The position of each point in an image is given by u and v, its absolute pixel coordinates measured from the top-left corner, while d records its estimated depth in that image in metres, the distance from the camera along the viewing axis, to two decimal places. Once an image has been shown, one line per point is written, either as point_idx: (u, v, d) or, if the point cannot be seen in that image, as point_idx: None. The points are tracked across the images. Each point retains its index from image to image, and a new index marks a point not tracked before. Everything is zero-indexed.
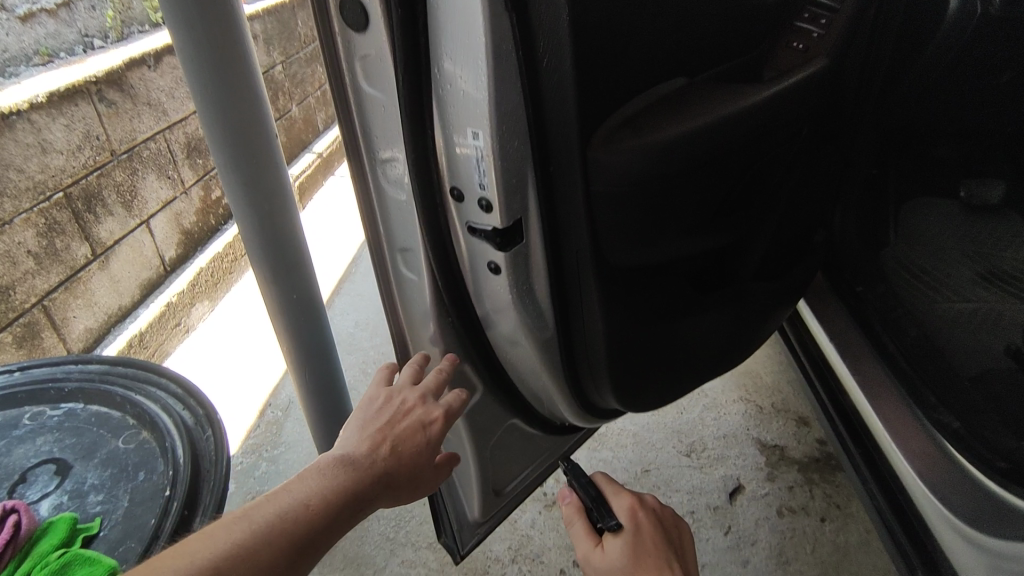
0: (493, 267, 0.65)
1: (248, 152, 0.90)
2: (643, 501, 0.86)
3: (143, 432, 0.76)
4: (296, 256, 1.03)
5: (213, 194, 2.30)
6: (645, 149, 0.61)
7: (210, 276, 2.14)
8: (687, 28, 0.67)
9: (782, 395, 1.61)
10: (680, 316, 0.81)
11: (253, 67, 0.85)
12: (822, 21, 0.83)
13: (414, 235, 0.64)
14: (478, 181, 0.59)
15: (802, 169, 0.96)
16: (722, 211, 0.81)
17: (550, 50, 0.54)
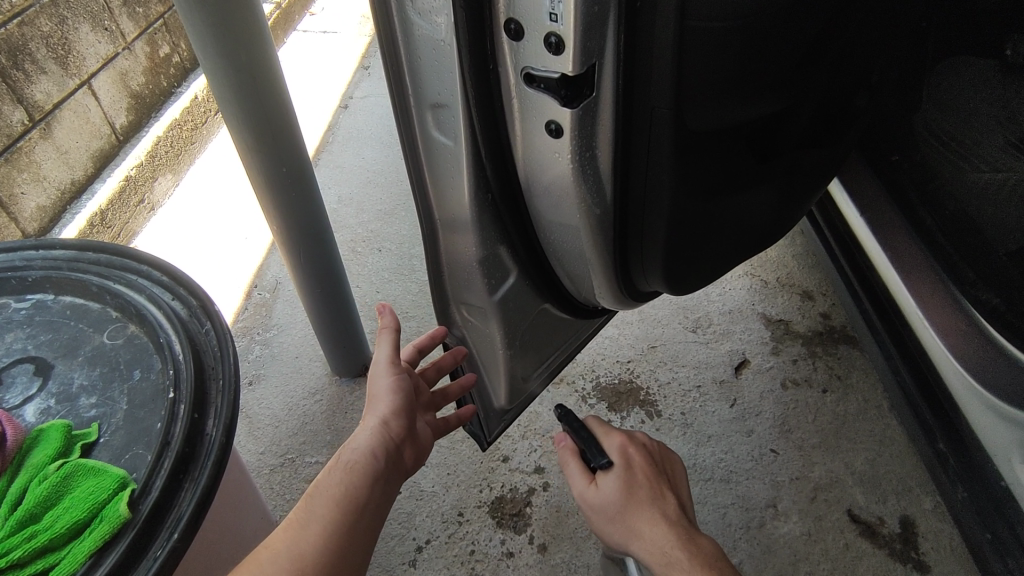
0: (552, 128, 0.55)
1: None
2: (635, 438, 0.87)
3: (131, 325, 0.66)
4: (281, 116, 0.88)
5: (161, 50, 2.01)
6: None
7: (170, 146, 1.92)
8: None
9: (787, 270, 1.58)
10: (740, 190, 0.71)
11: None
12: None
13: (451, 84, 0.53)
14: (548, 9, 0.48)
15: (890, 17, 0.79)
16: (805, 63, 0.69)
17: None
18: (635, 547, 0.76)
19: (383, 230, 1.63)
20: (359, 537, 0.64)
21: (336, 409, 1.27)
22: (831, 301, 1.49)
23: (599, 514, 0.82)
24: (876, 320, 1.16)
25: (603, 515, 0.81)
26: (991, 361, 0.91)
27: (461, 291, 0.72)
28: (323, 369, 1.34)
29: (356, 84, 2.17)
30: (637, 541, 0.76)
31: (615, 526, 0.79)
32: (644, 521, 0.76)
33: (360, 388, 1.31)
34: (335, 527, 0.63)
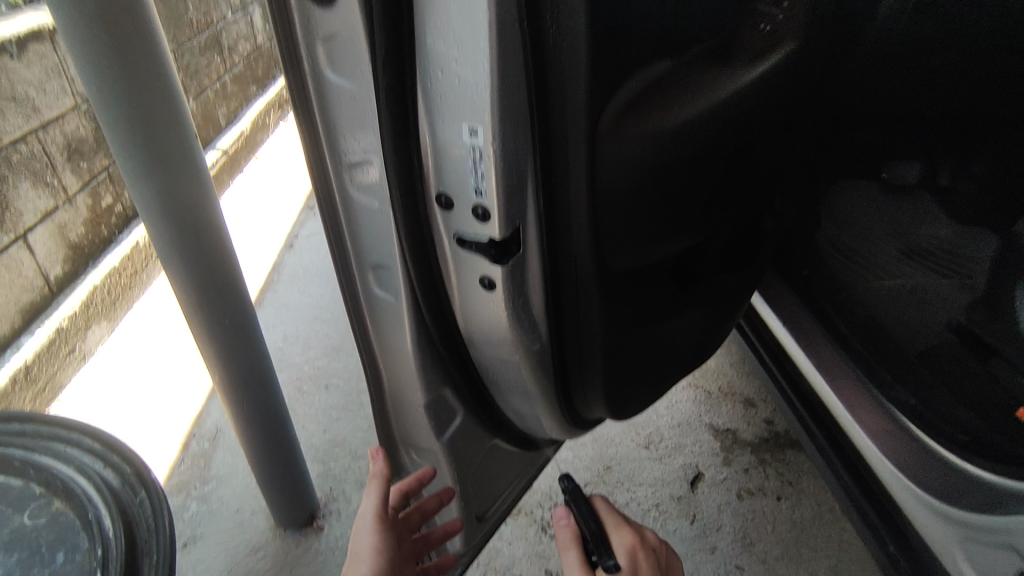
0: (487, 282, 0.59)
1: (154, 140, 0.76)
2: (643, 543, 0.87)
3: (57, 502, 0.62)
4: (223, 264, 0.89)
5: (103, 201, 2.04)
6: (649, 137, 0.56)
7: (108, 294, 1.90)
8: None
9: (727, 379, 1.64)
10: (668, 317, 0.78)
11: (159, 47, 0.71)
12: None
13: (390, 248, 0.58)
14: (473, 185, 0.53)
15: (780, 158, 0.91)
16: (712, 202, 0.78)
17: (556, 30, 0.49)
18: None
19: (330, 366, 1.61)
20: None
21: (280, 567, 1.18)
22: (772, 406, 1.55)
23: None
24: (810, 420, 1.19)
25: None
26: (925, 462, 0.98)
27: (410, 434, 0.72)
28: (266, 522, 1.26)
29: (302, 224, 2.24)
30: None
31: None
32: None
33: (307, 539, 1.23)
34: None
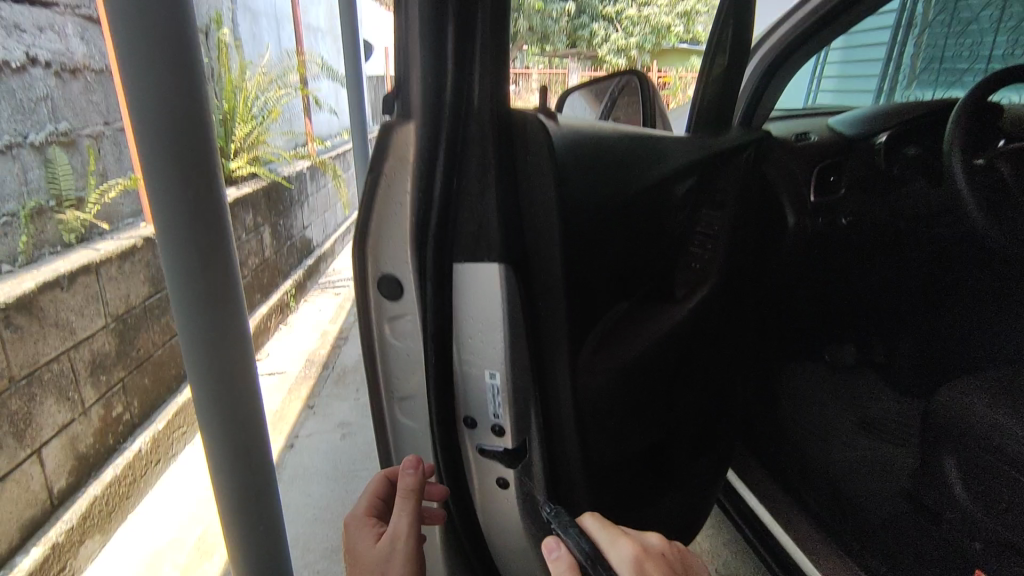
0: (502, 482, 0.74)
1: (230, 364, 0.80)
2: (653, 550, 0.59)
3: None
4: (271, 511, 0.91)
5: (114, 411, 2.15)
6: (615, 366, 0.76)
7: (104, 506, 1.94)
8: (632, 258, 0.84)
9: (722, 559, 1.68)
10: (649, 498, 0.91)
11: (243, 318, 0.81)
12: (707, 246, 0.98)
13: (426, 457, 0.74)
14: (492, 410, 0.70)
15: (727, 357, 1.13)
16: (675, 401, 0.95)
17: (546, 307, 0.68)
18: None
19: (332, 568, 1.62)
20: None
21: None
22: None
23: None
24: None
25: None
26: None
27: None
28: None
29: (302, 422, 2.36)
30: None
31: None
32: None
33: None
34: None
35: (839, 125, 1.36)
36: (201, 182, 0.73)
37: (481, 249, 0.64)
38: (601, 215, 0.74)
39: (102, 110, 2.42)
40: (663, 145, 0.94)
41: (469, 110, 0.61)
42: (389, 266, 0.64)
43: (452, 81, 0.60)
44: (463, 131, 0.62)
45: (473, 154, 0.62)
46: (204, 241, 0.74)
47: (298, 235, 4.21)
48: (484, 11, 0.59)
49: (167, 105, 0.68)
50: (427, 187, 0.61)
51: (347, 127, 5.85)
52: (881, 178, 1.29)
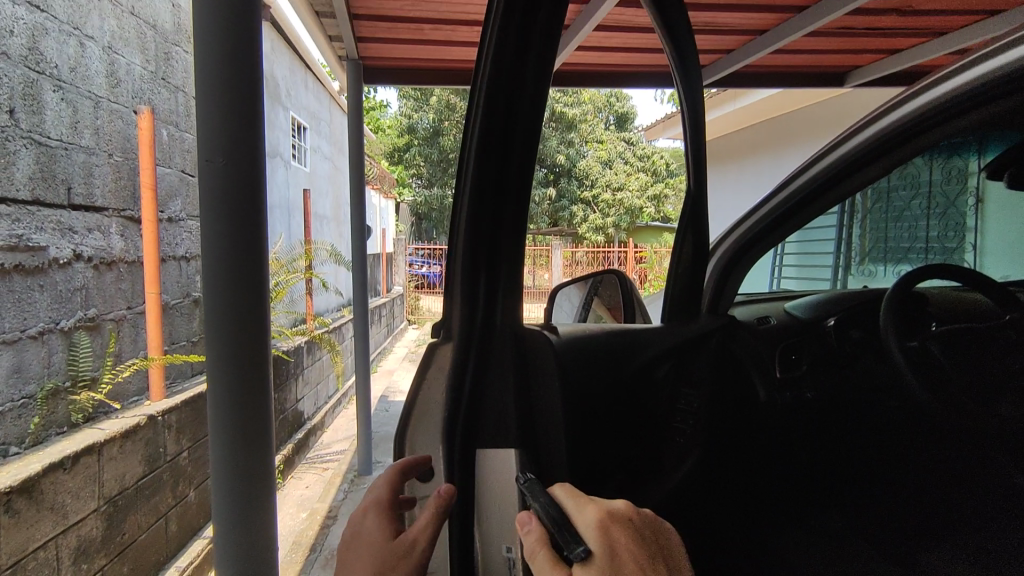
0: None
1: (242, 481, 1.21)
2: (617, 513, 0.59)
3: None
4: (262, 542, 1.24)
5: None
6: None
7: None
8: (627, 438, 0.97)
9: None
10: None
11: (266, 394, 1.25)
12: (688, 421, 1.12)
13: None
14: None
15: (711, 523, 1.23)
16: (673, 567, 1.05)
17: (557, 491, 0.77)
18: None
19: None
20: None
21: None
22: None
23: None
24: None
25: None
26: None
27: None
28: None
29: None
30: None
31: None
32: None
33: None
34: None
35: (795, 310, 1.56)
36: (252, 308, 1.22)
37: (502, 440, 0.76)
38: (597, 403, 0.89)
39: (127, 296, 2.63)
40: (646, 335, 1.11)
41: (493, 330, 0.80)
42: (423, 452, 0.74)
43: (481, 311, 0.80)
44: (489, 346, 0.79)
45: (495, 364, 0.79)
46: (247, 348, 1.21)
47: (291, 408, 4.24)
48: (502, 267, 0.81)
49: (238, 274, 1.20)
50: (458, 386, 0.76)
51: (344, 302, 6.16)
52: (838, 355, 1.45)
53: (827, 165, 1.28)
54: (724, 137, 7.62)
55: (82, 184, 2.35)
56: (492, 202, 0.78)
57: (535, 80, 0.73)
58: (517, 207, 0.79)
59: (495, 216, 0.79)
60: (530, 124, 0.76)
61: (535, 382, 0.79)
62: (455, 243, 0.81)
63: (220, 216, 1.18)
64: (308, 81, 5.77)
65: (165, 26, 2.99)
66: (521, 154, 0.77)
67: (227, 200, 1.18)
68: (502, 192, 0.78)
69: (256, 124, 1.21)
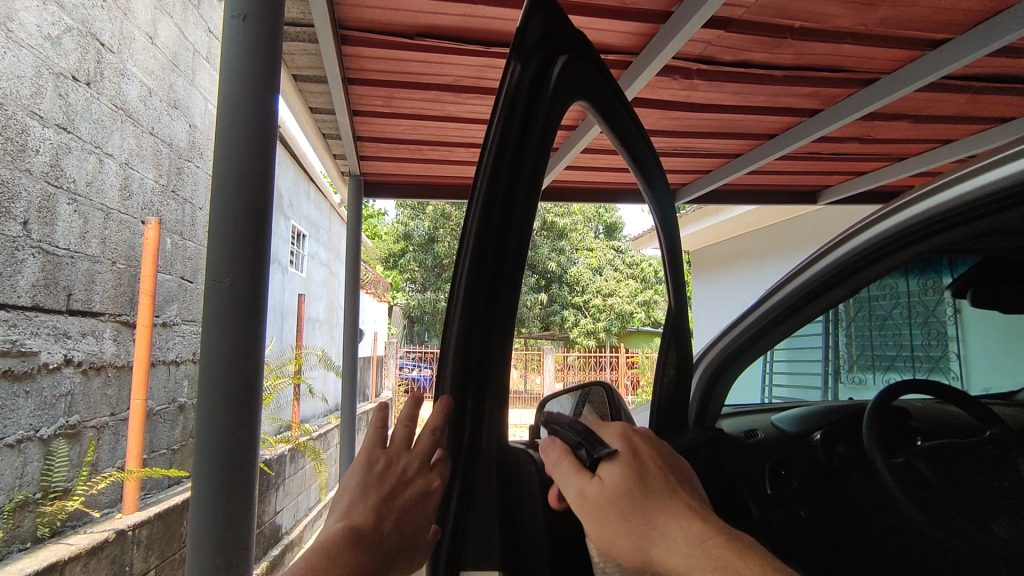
0: None
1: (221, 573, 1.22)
2: (636, 429, 0.69)
3: None
4: None
5: None
6: None
7: None
8: None
9: None
10: None
11: (253, 469, 1.27)
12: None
13: None
14: None
15: None
16: None
17: None
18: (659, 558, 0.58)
19: None
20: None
21: None
22: None
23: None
24: None
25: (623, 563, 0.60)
26: None
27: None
28: None
29: None
30: (658, 547, 0.58)
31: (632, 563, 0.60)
32: (672, 517, 0.59)
33: None
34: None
35: (781, 423, 1.60)
36: (246, 388, 1.25)
37: (485, 557, 0.80)
38: None
39: (111, 402, 2.59)
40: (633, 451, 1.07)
41: (478, 453, 0.82)
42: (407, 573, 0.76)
43: (467, 437, 0.81)
44: (475, 466, 0.81)
45: (480, 484, 0.81)
46: (242, 424, 1.25)
47: (268, 522, 4.02)
48: (488, 389, 0.83)
49: (236, 362, 1.24)
50: (444, 512, 0.78)
51: (330, 408, 6.05)
52: (828, 472, 1.45)
53: (803, 287, 1.35)
54: (707, 248, 7.93)
55: (82, 291, 2.40)
56: (482, 321, 0.80)
57: (522, 216, 0.77)
58: (504, 333, 0.82)
59: (484, 341, 0.81)
60: (517, 256, 0.78)
61: (517, 500, 0.80)
62: (444, 365, 0.83)
63: (225, 306, 1.23)
64: (310, 193, 6.05)
65: (180, 144, 3.20)
66: (509, 284, 0.79)
67: (229, 311, 1.24)
68: (490, 319, 0.80)
69: (263, 232, 1.28)
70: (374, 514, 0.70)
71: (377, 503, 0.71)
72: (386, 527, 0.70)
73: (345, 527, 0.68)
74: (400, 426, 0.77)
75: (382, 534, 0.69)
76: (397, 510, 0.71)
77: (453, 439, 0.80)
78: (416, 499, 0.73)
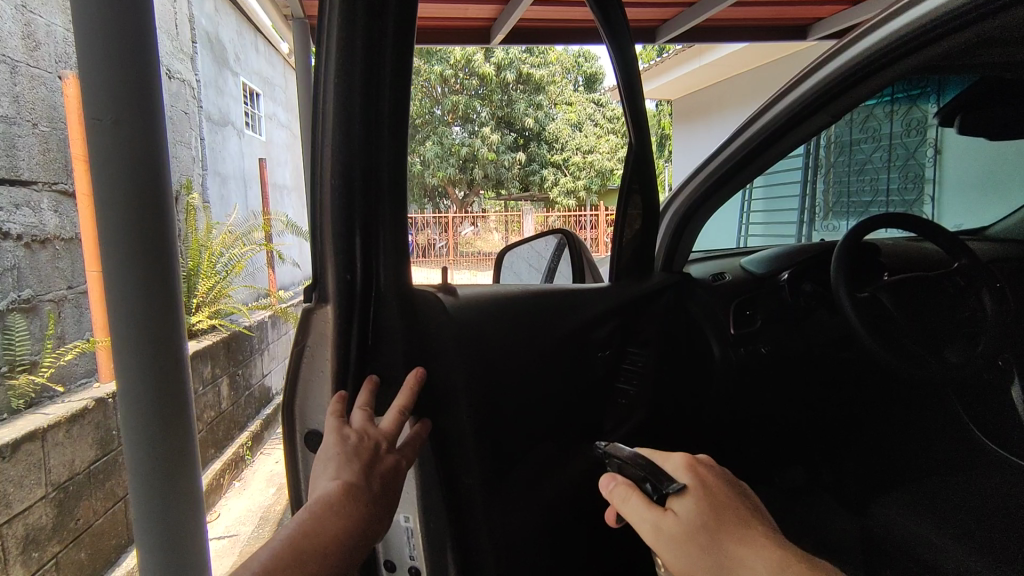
0: None
1: (160, 462, 1.13)
2: (699, 459, 0.68)
3: None
4: (187, 492, 1.16)
5: None
6: (534, 500, 0.84)
7: None
8: (564, 397, 0.92)
9: None
10: None
11: (181, 340, 1.16)
12: (633, 381, 1.10)
13: None
14: (408, 554, 0.73)
15: None
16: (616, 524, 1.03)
17: (485, 452, 0.76)
18: None
19: None
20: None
21: None
22: None
23: (681, 551, 0.58)
24: None
25: (690, 549, 0.58)
26: None
27: None
28: None
29: None
30: (742, 573, 0.56)
31: (706, 557, 0.57)
32: (749, 542, 0.57)
33: None
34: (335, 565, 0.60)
35: (749, 265, 1.50)
36: (155, 252, 1.10)
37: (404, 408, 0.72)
38: (529, 360, 0.85)
39: (65, 275, 2.50)
40: (587, 294, 1.04)
41: (376, 295, 0.72)
42: (312, 425, 0.73)
43: (360, 277, 0.71)
44: (376, 309, 0.72)
45: (385, 332, 0.71)
46: (159, 295, 1.12)
47: (256, 385, 4.15)
48: (384, 213, 0.71)
49: (137, 225, 1.09)
50: (342, 361, 0.70)
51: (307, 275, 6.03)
52: (793, 310, 1.45)
53: (781, 114, 1.23)
54: (694, 93, 7.51)
55: (4, 157, 2.19)
56: (362, 132, 0.68)
57: None
58: (395, 146, 0.70)
59: (368, 153, 0.69)
60: (397, 40, 0.67)
61: (452, 340, 0.74)
62: (325, 179, 0.72)
63: (118, 163, 1.07)
64: (258, 45, 5.49)
65: None
66: (393, 85, 0.68)
67: (121, 166, 1.08)
68: (373, 126, 0.69)
69: (149, 75, 1.11)
70: (364, 476, 0.64)
71: (364, 466, 0.64)
72: (375, 489, 0.65)
73: (338, 487, 0.63)
74: (356, 411, 0.68)
75: (370, 494, 0.65)
76: (381, 477, 0.66)
77: (348, 279, 0.70)
78: (394, 469, 0.67)
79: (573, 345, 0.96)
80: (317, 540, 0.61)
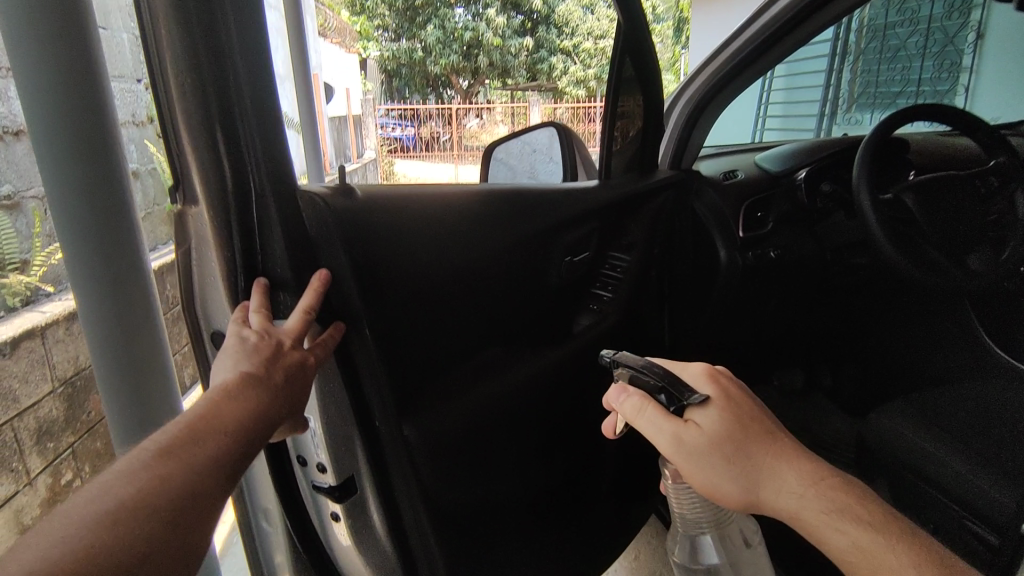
0: (334, 515, 0.77)
1: None
2: (718, 368, 0.66)
3: None
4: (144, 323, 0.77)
5: (64, 477, 2.10)
6: (478, 400, 0.84)
7: None
8: (512, 298, 0.91)
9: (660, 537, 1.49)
10: (564, 498, 1.01)
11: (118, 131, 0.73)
12: (609, 286, 1.10)
13: (266, 494, 0.80)
14: (314, 450, 0.72)
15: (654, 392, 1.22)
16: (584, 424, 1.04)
17: (415, 351, 0.76)
18: (766, 493, 0.57)
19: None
20: (226, 504, 0.50)
21: None
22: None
23: (702, 463, 0.58)
24: None
25: (713, 461, 0.58)
26: None
27: None
28: None
29: None
30: (764, 484, 0.57)
31: (727, 470, 0.57)
32: (771, 455, 0.58)
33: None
34: (228, 449, 0.52)
35: (766, 162, 1.39)
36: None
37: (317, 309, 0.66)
38: (471, 262, 0.82)
39: None
40: (570, 197, 0.99)
41: (257, 193, 0.62)
42: (217, 324, 0.68)
43: (229, 171, 0.60)
44: (262, 205, 0.62)
45: (271, 227, 0.62)
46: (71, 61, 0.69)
47: None
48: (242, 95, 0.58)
49: None
50: (229, 260, 0.63)
51: None
52: (811, 211, 1.36)
53: None
54: None
55: None
56: None
57: None
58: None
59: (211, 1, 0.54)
60: None
61: (386, 242, 0.71)
62: (165, 42, 0.57)
63: None
64: None
65: None
66: None
67: None
68: None
69: None
70: (264, 366, 0.58)
71: (265, 359, 0.58)
72: (278, 381, 0.58)
73: (235, 376, 0.56)
74: (252, 313, 0.62)
75: (272, 385, 0.57)
76: (286, 369, 0.59)
77: (217, 175, 0.60)
78: (299, 363, 0.60)
79: (529, 248, 0.92)
80: (206, 423, 0.52)
